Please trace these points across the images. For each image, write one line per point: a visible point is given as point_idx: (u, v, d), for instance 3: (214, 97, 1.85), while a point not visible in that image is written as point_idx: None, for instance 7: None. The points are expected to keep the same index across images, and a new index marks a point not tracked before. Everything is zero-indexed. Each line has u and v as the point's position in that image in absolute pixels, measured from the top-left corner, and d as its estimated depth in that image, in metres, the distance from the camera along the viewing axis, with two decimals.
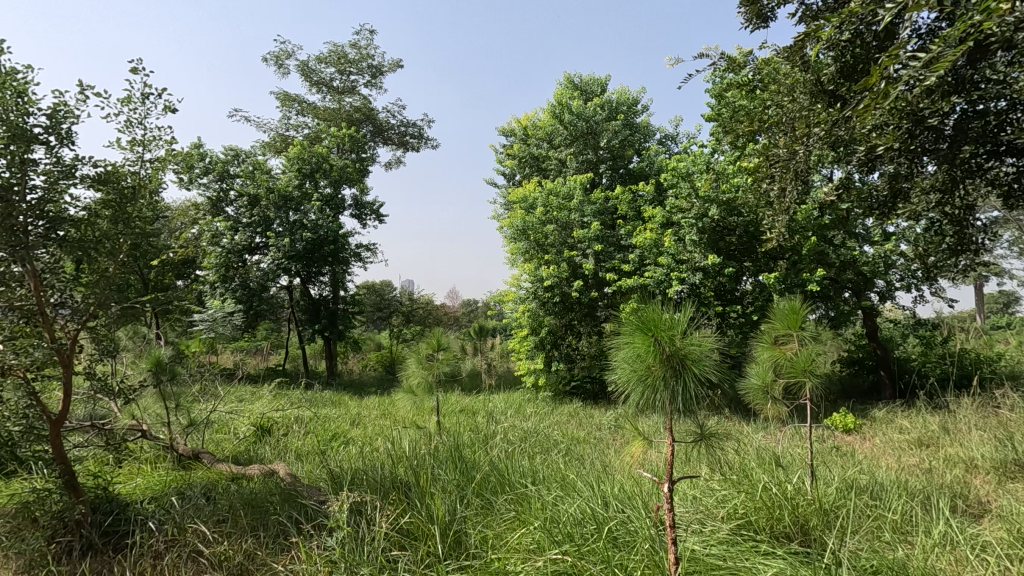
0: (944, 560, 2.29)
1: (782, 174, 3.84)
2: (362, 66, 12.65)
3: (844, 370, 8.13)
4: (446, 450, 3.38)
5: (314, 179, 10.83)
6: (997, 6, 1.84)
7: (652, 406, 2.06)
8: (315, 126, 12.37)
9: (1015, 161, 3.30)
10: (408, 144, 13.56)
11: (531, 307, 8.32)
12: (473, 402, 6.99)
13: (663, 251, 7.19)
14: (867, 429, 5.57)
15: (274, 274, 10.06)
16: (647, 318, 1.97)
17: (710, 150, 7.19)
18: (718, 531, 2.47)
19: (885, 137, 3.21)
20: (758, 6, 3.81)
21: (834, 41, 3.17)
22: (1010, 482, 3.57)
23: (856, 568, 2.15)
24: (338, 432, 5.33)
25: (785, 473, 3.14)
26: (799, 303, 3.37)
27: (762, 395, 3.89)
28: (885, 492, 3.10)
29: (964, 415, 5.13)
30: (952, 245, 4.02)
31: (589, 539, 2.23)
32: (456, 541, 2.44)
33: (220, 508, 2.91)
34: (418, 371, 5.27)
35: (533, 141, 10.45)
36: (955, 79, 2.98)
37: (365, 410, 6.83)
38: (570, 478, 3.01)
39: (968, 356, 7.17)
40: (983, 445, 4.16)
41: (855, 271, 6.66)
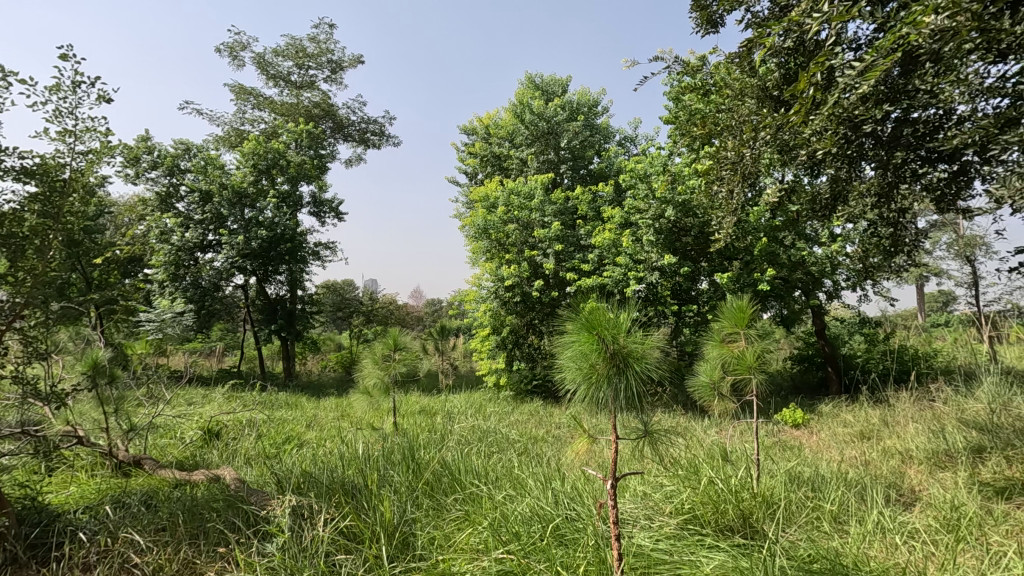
0: (875, 547, 2.40)
1: (730, 176, 3.96)
2: (322, 60, 12.39)
3: (795, 367, 8.42)
4: (400, 450, 3.34)
5: (270, 176, 10.55)
6: (920, 19, 1.94)
7: (596, 402, 2.09)
8: (271, 121, 12.01)
9: (948, 167, 3.46)
10: (369, 141, 13.38)
11: (492, 307, 8.28)
12: (433, 403, 6.94)
13: (622, 250, 7.34)
14: (815, 424, 5.79)
15: (228, 273, 9.68)
16: (593, 316, 1.98)
17: (667, 152, 7.32)
18: (666, 526, 2.52)
19: (823, 142, 3.33)
20: (707, 12, 3.89)
21: (778, 46, 3.26)
22: (940, 471, 3.77)
23: (793, 558, 2.22)
24: (293, 435, 5.20)
25: (732, 467, 3.22)
26: (746, 302, 3.46)
27: (710, 391, 4.00)
28: (826, 483, 3.21)
29: (903, 409, 5.39)
30: (888, 248, 4.22)
31: (536, 537, 2.25)
32: (404, 541, 2.40)
33: (159, 516, 2.79)
34: (374, 371, 5.20)
35: (494, 139, 10.45)
36: (889, 88, 3.10)
37: (322, 411, 6.70)
38: (522, 477, 3.02)
39: (908, 352, 7.53)
40: (919, 437, 4.38)
41: (804, 271, 6.89)
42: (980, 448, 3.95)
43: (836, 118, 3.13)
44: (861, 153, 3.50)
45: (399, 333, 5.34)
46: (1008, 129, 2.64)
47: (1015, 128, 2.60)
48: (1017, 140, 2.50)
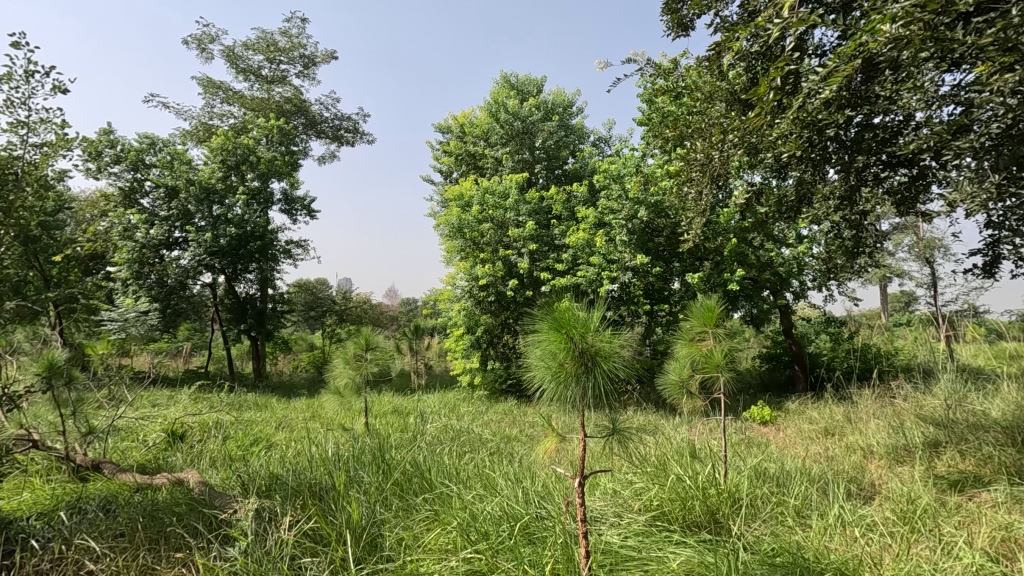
0: (836, 540, 2.46)
1: (699, 178, 4.02)
2: (294, 55, 12.18)
3: (763, 365, 8.61)
4: (370, 451, 3.30)
5: (239, 172, 10.32)
6: (878, 28, 2.00)
7: (564, 401, 2.10)
8: (241, 116, 11.75)
9: (908, 171, 3.57)
10: (342, 138, 13.21)
11: (466, 306, 8.24)
12: (406, 403, 6.89)
13: (595, 250, 7.39)
14: (783, 421, 5.92)
15: (195, 271, 9.42)
16: (561, 316, 1.98)
17: (640, 153, 7.40)
18: (634, 522, 2.54)
19: (789, 145, 3.40)
20: (678, 16, 3.95)
21: (746, 51, 3.32)
22: (899, 465, 3.89)
23: (758, 552, 2.27)
24: (261, 437, 5.09)
25: (700, 464, 3.28)
26: (714, 302, 3.52)
27: (679, 389, 4.05)
28: (790, 479, 3.29)
29: (865, 406, 5.55)
30: (851, 249, 4.34)
31: (505, 535, 2.25)
32: (372, 543, 2.37)
33: (117, 522, 2.70)
34: (345, 371, 5.13)
35: (469, 138, 10.40)
36: (851, 94, 3.17)
37: (292, 411, 6.59)
38: (493, 477, 3.01)
39: (871, 350, 7.76)
40: (879, 433, 4.52)
41: (772, 271, 7.04)
42: (936, 443, 4.09)
43: (800, 122, 3.20)
44: (824, 157, 3.59)
45: (370, 332, 5.27)
46: (960, 135, 2.74)
47: (967, 134, 2.70)
48: (968, 146, 2.60)
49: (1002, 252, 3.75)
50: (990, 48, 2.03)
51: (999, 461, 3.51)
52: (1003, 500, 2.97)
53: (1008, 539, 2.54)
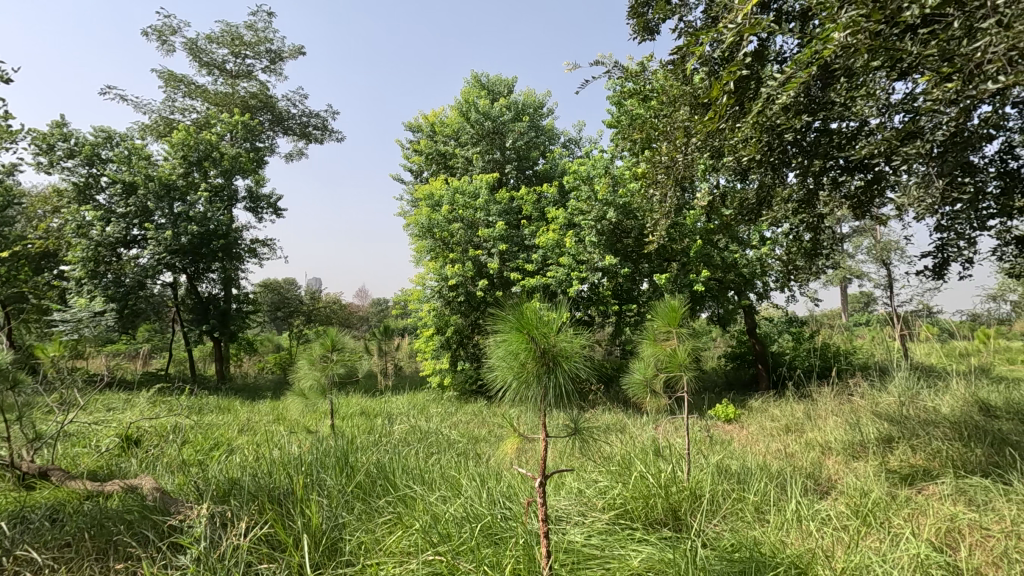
0: (791, 535, 2.53)
1: (664, 180, 4.07)
2: (259, 50, 11.90)
3: (728, 364, 8.79)
4: (332, 453, 3.24)
5: (201, 168, 9.99)
6: (831, 35, 2.06)
7: (526, 401, 2.09)
8: (203, 110, 11.41)
9: (863, 175, 3.69)
10: (310, 135, 12.98)
11: (436, 306, 8.18)
12: (373, 404, 6.79)
13: (565, 250, 7.43)
14: (746, 419, 6.06)
15: (154, 270, 9.10)
16: (523, 316, 1.99)
17: (609, 155, 7.48)
18: (598, 521, 2.56)
19: (749, 149, 3.47)
20: (644, 20, 3.99)
21: (708, 55, 3.37)
22: (854, 460, 4.03)
23: (717, 548, 2.31)
24: (222, 441, 4.95)
25: (664, 462, 3.32)
26: (678, 302, 3.57)
27: (644, 388, 4.10)
28: (750, 475, 3.36)
29: (824, 403, 5.72)
30: (810, 250, 4.46)
31: (466, 537, 2.24)
32: (332, 547, 2.32)
33: (63, 533, 2.57)
34: (311, 372, 5.02)
35: (439, 138, 10.35)
36: (808, 100, 3.24)
37: (256, 414, 6.43)
38: (459, 478, 3.00)
39: (831, 349, 8.01)
40: (837, 429, 4.66)
41: (736, 272, 7.18)
42: (889, 438, 4.24)
43: (760, 126, 3.27)
44: (783, 161, 3.69)
45: (336, 332, 5.18)
46: (909, 142, 2.85)
47: (916, 140, 2.81)
48: (916, 152, 2.71)
49: (949, 254, 3.92)
50: (934, 59, 2.12)
51: (946, 455, 3.66)
52: (949, 492, 3.10)
53: (953, 530, 2.65)
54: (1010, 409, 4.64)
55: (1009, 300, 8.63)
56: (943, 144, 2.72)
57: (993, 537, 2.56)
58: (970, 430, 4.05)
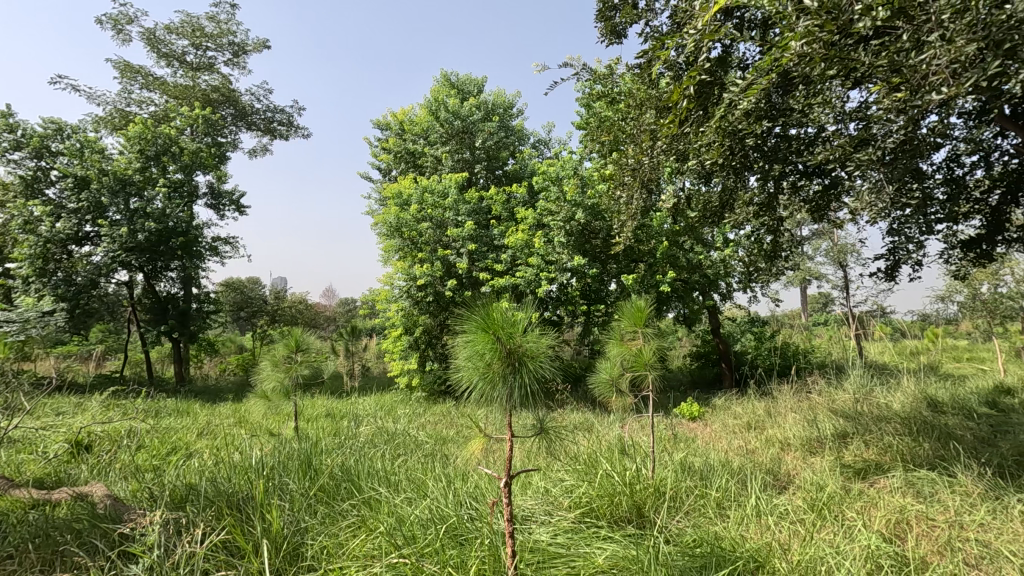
0: (750, 529, 2.60)
1: (631, 182, 4.12)
2: (222, 42, 11.57)
3: (693, 363, 8.97)
4: (295, 456, 3.17)
5: (160, 163, 9.64)
6: (789, 43, 2.13)
7: (491, 401, 2.09)
8: (162, 103, 11.02)
9: (820, 180, 3.81)
10: (275, 131, 12.69)
11: (404, 306, 8.11)
12: (340, 406, 6.67)
13: (534, 251, 7.46)
14: (710, 416, 6.19)
15: (109, 268, 8.74)
16: (489, 316, 1.99)
17: (578, 157, 7.54)
18: (564, 520, 2.58)
19: (712, 153, 3.56)
20: (611, 24, 4.04)
21: (673, 61, 3.44)
22: (812, 456, 4.16)
23: (680, 544, 2.35)
24: (180, 445, 4.79)
25: (629, 460, 3.36)
26: (644, 302, 3.63)
27: (610, 387, 4.14)
28: (712, 472, 3.44)
29: (784, 400, 5.90)
30: (770, 252, 4.59)
31: (431, 538, 2.22)
32: (293, 553, 2.27)
33: (6, 544, 2.45)
34: (274, 374, 4.90)
35: (408, 136, 10.27)
36: (768, 106, 3.33)
37: (217, 417, 6.24)
38: (425, 480, 2.97)
39: (790, 348, 8.26)
40: (796, 426, 4.81)
41: (701, 273, 7.34)
42: (844, 434, 4.40)
43: (723, 131, 3.35)
44: (745, 165, 3.78)
45: (300, 333, 5.06)
46: (862, 149, 2.97)
47: (868, 147, 2.91)
48: (868, 158, 2.81)
49: (900, 256, 4.09)
50: (883, 70, 2.21)
51: (897, 450, 3.82)
52: (899, 485, 3.23)
53: (902, 521, 2.76)
54: (955, 405, 4.87)
55: (955, 300, 9.07)
56: (894, 151, 2.83)
57: (938, 527, 2.68)
58: (918, 425, 4.23)
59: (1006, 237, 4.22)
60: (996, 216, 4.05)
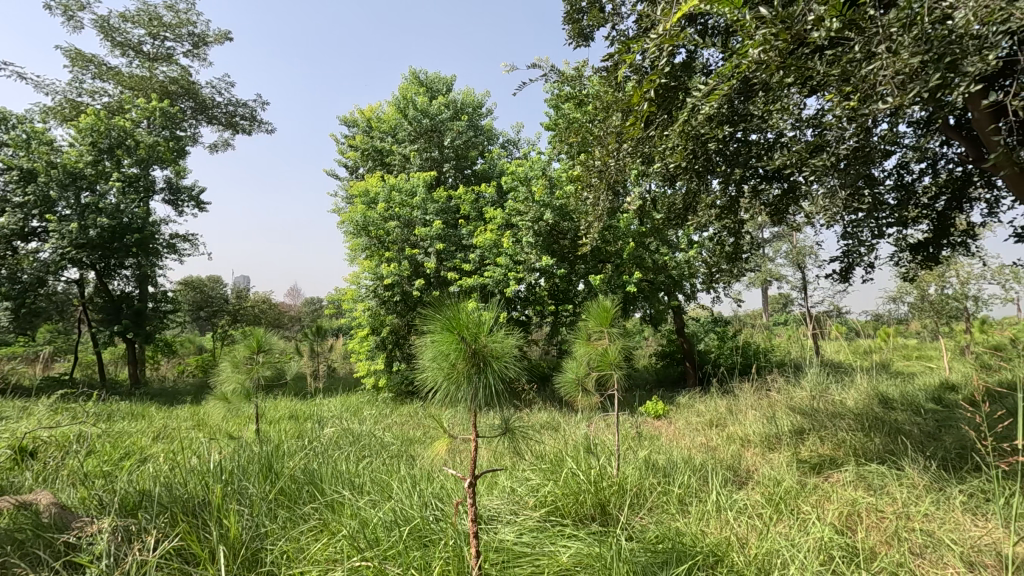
0: (711, 524, 2.66)
1: (597, 184, 4.16)
2: (181, 32, 11.18)
3: (659, 362, 9.13)
4: (255, 460, 3.09)
5: (114, 156, 9.25)
6: (749, 48, 2.19)
7: (456, 401, 2.08)
8: (117, 94, 10.58)
9: (779, 184, 3.93)
10: (237, 126, 12.34)
11: (371, 306, 8.01)
12: (304, 408, 6.53)
13: (502, 251, 7.46)
14: (674, 415, 6.32)
15: (58, 265, 8.35)
16: (454, 316, 1.99)
17: (547, 157, 7.59)
18: (529, 519, 2.59)
19: (675, 157, 3.63)
20: (578, 26, 4.08)
21: (639, 64, 3.49)
22: (770, 452, 4.28)
23: (642, 540, 2.39)
24: (133, 450, 4.61)
25: (595, 458, 3.40)
26: (609, 303, 3.67)
27: (576, 386, 4.17)
28: (675, 469, 3.51)
29: (745, 398, 6.06)
30: (731, 253, 4.71)
31: (394, 540, 2.20)
32: (252, 559, 2.22)
33: None
34: (234, 375, 4.76)
35: (376, 134, 10.15)
36: (730, 111, 3.41)
37: (174, 421, 6.03)
38: (390, 482, 2.94)
39: (751, 347, 8.49)
40: (756, 423, 4.95)
41: (666, 274, 7.48)
42: (801, 430, 4.55)
43: (686, 134, 3.42)
44: (708, 169, 3.86)
45: (262, 333, 4.93)
46: (817, 155, 3.07)
47: (824, 153, 3.02)
48: (823, 164, 2.91)
49: (854, 259, 4.26)
50: (836, 79, 2.29)
51: (849, 445, 3.98)
52: (851, 479, 3.36)
53: (853, 513, 2.87)
54: (904, 401, 5.10)
55: (906, 301, 9.49)
56: (847, 158, 2.94)
57: (887, 518, 2.80)
58: (870, 421, 4.41)
59: (951, 241, 4.46)
60: (941, 221, 4.28)
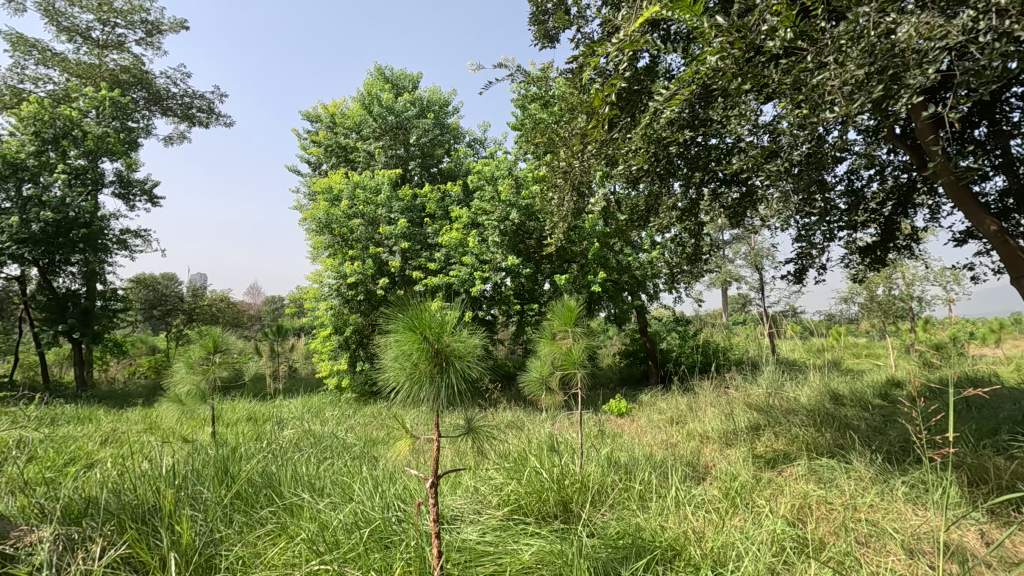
0: (670, 518, 2.72)
1: (562, 185, 4.20)
2: (133, 19, 10.72)
3: (622, 361, 9.27)
4: (210, 464, 2.99)
5: (59, 147, 8.81)
6: (708, 55, 2.24)
7: (418, 402, 2.06)
8: (63, 81, 10.07)
9: (738, 188, 4.05)
10: (193, 118, 11.92)
11: (333, 305, 7.87)
12: (263, 409, 6.36)
13: (468, 250, 7.44)
14: (637, 412, 6.43)
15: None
16: (416, 316, 1.97)
17: (513, 157, 7.61)
18: (493, 518, 2.59)
19: (638, 159, 3.69)
20: (544, 28, 4.10)
21: (603, 67, 3.53)
22: (728, 447, 4.41)
23: (604, 536, 2.42)
24: (79, 456, 4.40)
25: (558, 456, 3.43)
26: (574, 302, 3.70)
27: (540, 386, 4.20)
28: (637, 465, 3.57)
29: (705, 396, 6.22)
30: (692, 255, 4.82)
31: (355, 543, 2.17)
32: (206, 565, 2.15)
33: None
34: (189, 376, 4.60)
35: (340, 129, 9.99)
36: (691, 116, 3.49)
37: (124, 424, 5.79)
38: (352, 484, 2.90)
39: (711, 346, 8.71)
40: (715, 420, 5.09)
41: (630, 274, 7.60)
42: (757, 426, 4.71)
43: (648, 138, 3.49)
44: (670, 171, 3.94)
45: (219, 332, 4.78)
46: (772, 160, 3.18)
47: (778, 158, 3.13)
48: (777, 169, 3.02)
49: (807, 261, 4.42)
50: (789, 88, 2.38)
51: (802, 440, 4.14)
52: (803, 472, 3.49)
53: (805, 505, 2.98)
54: (854, 397, 5.32)
55: (856, 301, 9.91)
56: (800, 164, 3.04)
57: (835, 510, 2.92)
58: (821, 417, 4.59)
59: (897, 244, 4.68)
60: (888, 225, 4.48)
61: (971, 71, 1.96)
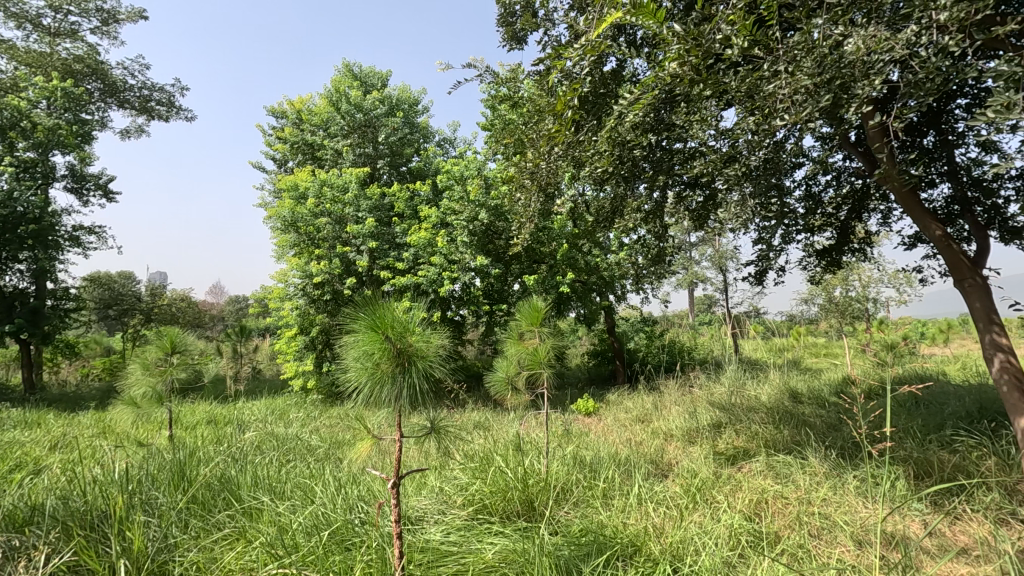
0: (632, 515, 2.77)
1: (530, 185, 4.22)
2: (87, 7, 10.30)
3: (590, 361, 9.38)
4: (166, 468, 2.90)
5: (6, 138, 8.40)
6: (669, 60, 2.29)
7: (380, 402, 2.05)
8: (11, 70, 9.61)
9: (700, 191, 4.15)
10: (152, 111, 11.52)
11: (299, 305, 7.74)
12: (224, 411, 6.21)
13: (436, 250, 7.39)
14: (603, 411, 6.52)
15: None
16: (379, 316, 1.96)
17: (482, 158, 7.60)
18: (457, 518, 2.59)
19: (604, 161, 3.74)
20: (512, 29, 4.12)
21: (569, 70, 3.56)
22: (691, 445, 4.50)
23: (567, 533, 2.45)
24: (26, 461, 4.21)
25: (524, 455, 3.44)
26: (541, 302, 3.71)
27: (507, 386, 4.22)
28: (601, 463, 3.62)
29: (669, 395, 6.35)
30: (657, 256, 4.91)
31: (315, 545, 2.14)
32: (159, 571, 2.10)
33: None
34: (144, 378, 4.44)
35: (307, 126, 9.82)
36: (655, 120, 3.55)
37: (76, 428, 5.57)
38: (314, 486, 2.86)
39: (676, 346, 8.89)
40: (679, 418, 5.20)
41: (598, 275, 7.69)
42: (719, 424, 4.82)
43: (613, 140, 3.54)
44: (635, 174, 4.01)
45: (177, 332, 4.63)
46: (732, 164, 3.27)
47: (738, 163, 3.22)
48: (736, 173, 3.11)
49: (766, 263, 4.56)
50: (745, 96, 2.46)
51: (761, 437, 4.26)
52: (761, 469, 3.60)
53: (761, 500, 3.08)
54: (811, 395, 5.50)
55: (815, 303, 10.23)
56: (758, 168, 3.14)
57: (790, 504, 3.02)
58: (780, 414, 4.74)
59: (852, 247, 4.85)
60: (844, 229, 4.64)
61: (915, 82, 2.06)
